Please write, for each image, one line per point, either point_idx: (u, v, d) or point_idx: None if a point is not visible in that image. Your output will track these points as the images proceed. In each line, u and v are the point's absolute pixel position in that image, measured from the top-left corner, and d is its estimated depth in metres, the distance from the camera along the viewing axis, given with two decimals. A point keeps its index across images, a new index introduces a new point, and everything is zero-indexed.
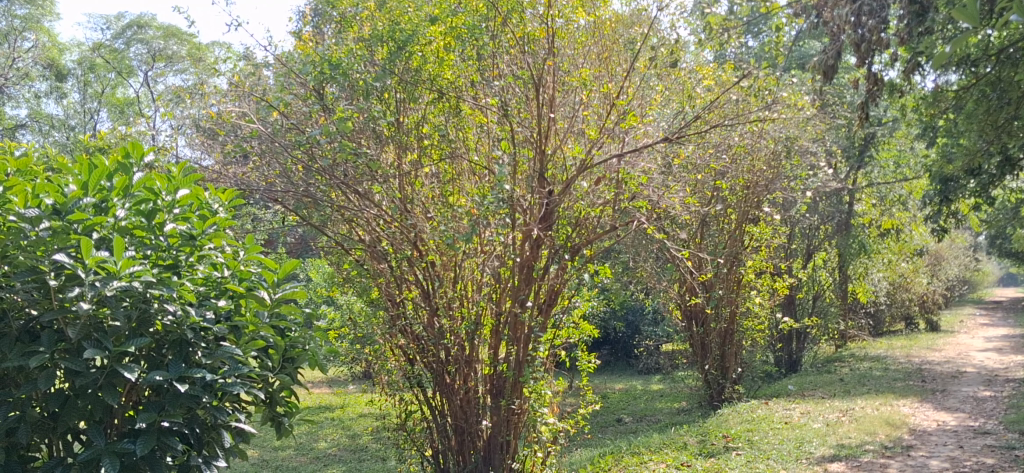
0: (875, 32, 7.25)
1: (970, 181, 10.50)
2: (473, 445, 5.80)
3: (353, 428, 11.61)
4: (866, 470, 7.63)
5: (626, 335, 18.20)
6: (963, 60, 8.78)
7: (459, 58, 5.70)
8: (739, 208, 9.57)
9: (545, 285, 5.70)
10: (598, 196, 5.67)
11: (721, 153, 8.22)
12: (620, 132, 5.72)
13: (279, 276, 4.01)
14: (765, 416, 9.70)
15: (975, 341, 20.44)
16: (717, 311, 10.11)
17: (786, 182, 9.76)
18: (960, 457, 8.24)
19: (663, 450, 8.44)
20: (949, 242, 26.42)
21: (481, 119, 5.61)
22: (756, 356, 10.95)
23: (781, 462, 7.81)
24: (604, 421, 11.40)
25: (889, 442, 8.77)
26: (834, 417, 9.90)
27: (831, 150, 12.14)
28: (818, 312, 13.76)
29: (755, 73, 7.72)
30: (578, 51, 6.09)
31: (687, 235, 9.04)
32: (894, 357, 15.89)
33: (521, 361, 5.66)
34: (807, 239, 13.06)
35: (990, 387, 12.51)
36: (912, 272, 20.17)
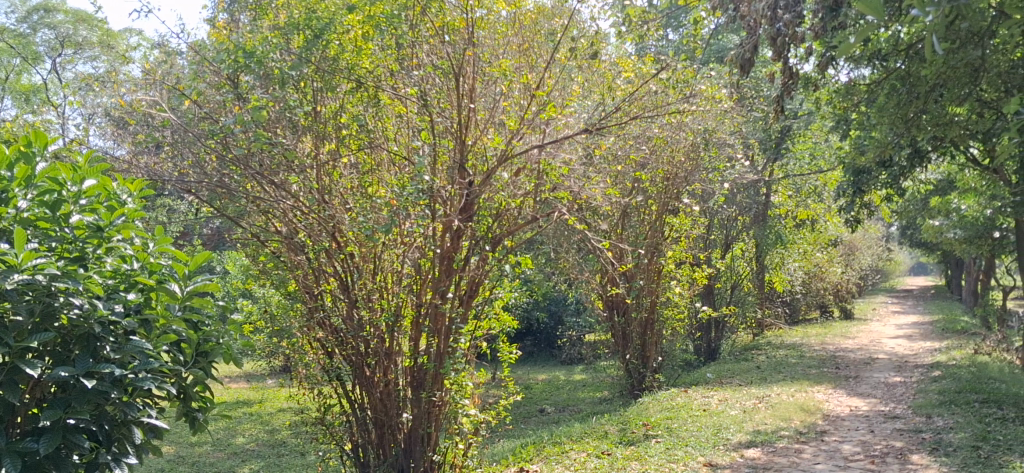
0: (791, 26, 7.25)
1: (881, 172, 10.81)
2: (393, 438, 5.77)
3: (271, 423, 11.46)
4: (780, 455, 7.80)
5: (548, 326, 18.32)
6: (874, 55, 9.00)
7: (377, 46, 5.62)
8: (659, 200, 9.66)
9: (466, 276, 5.69)
10: (518, 187, 5.67)
11: (641, 145, 8.29)
12: (541, 123, 5.76)
13: (191, 268, 3.81)
14: (684, 404, 9.83)
15: (886, 328, 21.11)
16: (638, 300, 10.24)
17: (704, 173, 9.85)
18: (871, 441, 8.48)
19: (584, 439, 8.50)
20: (862, 232, 27.22)
21: (401, 109, 5.57)
22: (675, 345, 11.21)
23: (698, 449, 7.94)
24: (527, 412, 11.45)
25: (803, 428, 8.99)
26: (751, 403, 10.10)
27: (749, 142, 12.37)
28: (736, 301, 13.93)
29: (673, 64, 7.79)
30: (498, 41, 6.12)
31: (608, 226, 9.11)
32: (808, 344, 16.31)
33: (442, 353, 5.67)
34: (726, 230, 13.29)
35: (900, 372, 12.90)
36: (827, 262, 20.70)
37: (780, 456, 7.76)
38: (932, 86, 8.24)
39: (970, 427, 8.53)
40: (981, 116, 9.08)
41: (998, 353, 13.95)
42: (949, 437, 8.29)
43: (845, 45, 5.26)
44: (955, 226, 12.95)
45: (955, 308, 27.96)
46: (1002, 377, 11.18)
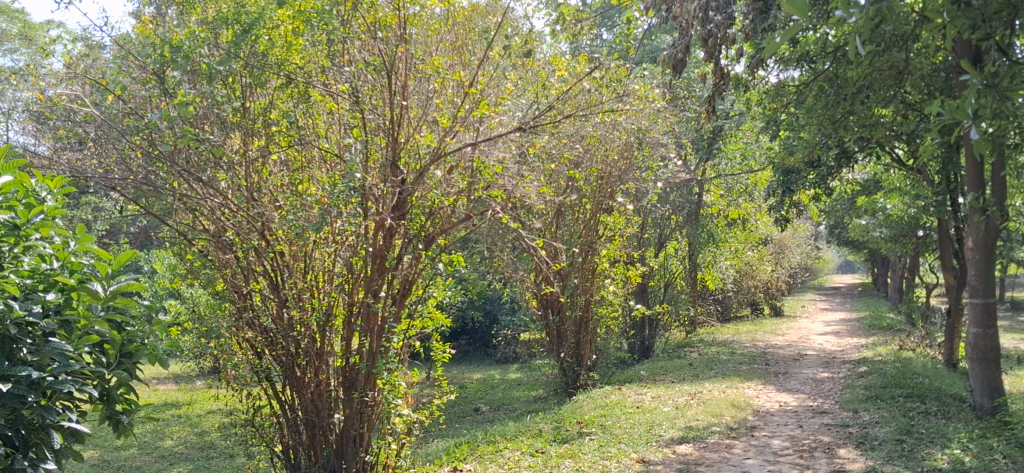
0: (722, 28, 7.45)
1: (809, 173, 11.03)
2: (324, 439, 5.68)
3: (201, 425, 11.24)
4: (711, 451, 7.90)
5: (483, 324, 18.32)
6: (803, 58, 9.15)
7: (308, 42, 5.43)
8: (593, 199, 9.69)
9: (398, 274, 5.63)
10: (451, 185, 5.59)
11: (575, 144, 8.33)
12: (474, 121, 5.73)
13: (115, 266, 3.68)
14: (618, 401, 9.90)
15: (815, 325, 21.58)
16: (573, 298, 10.24)
17: (638, 172, 9.89)
18: (799, 436, 8.63)
19: (517, 438, 8.48)
20: (792, 231, 27.79)
21: (332, 106, 5.51)
22: (609, 343, 11.29)
23: (632, 446, 8.00)
24: (461, 411, 11.41)
25: (734, 423, 9.11)
26: (683, 400, 10.22)
27: (682, 142, 12.51)
28: (670, 299, 13.98)
29: (607, 64, 7.80)
30: (431, 37, 6.05)
31: (543, 224, 9.12)
32: (740, 341, 16.57)
33: (374, 353, 5.57)
34: (659, 229, 13.41)
35: (828, 368, 13.17)
36: (758, 260, 21.06)
37: (711, 452, 7.86)
38: (858, 88, 8.42)
39: (894, 421, 8.74)
40: (905, 119, 9.31)
41: (922, 348, 14.34)
42: (874, 431, 8.46)
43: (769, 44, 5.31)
44: (881, 225, 13.50)
45: (881, 305, 28.69)
46: (925, 372, 11.48)
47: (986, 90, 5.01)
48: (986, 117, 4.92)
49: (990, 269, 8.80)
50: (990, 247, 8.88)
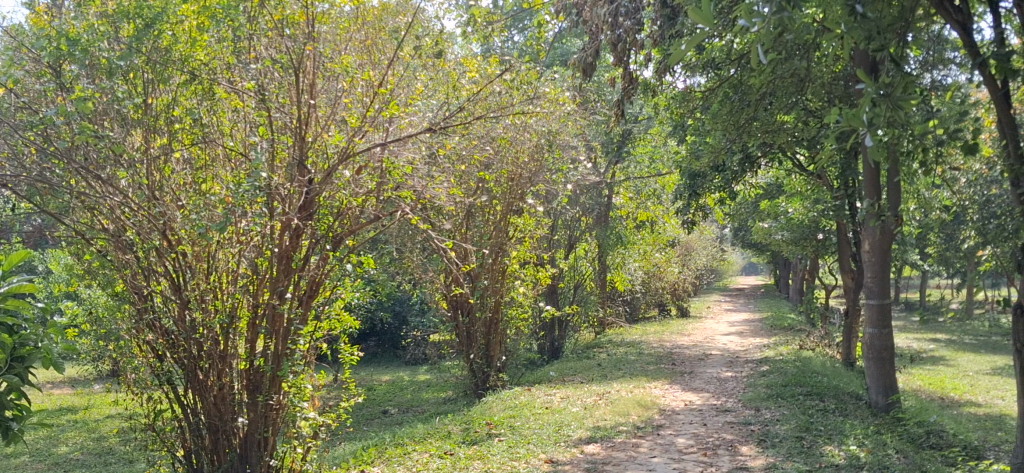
0: (631, 33, 7.58)
1: (715, 177, 11.28)
2: (228, 443, 5.58)
3: (98, 431, 10.88)
4: (618, 450, 8.01)
5: (392, 326, 18.19)
6: (709, 64, 9.37)
7: (213, 38, 5.31)
8: (503, 200, 9.73)
9: (305, 275, 5.53)
10: (360, 186, 5.52)
11: (486, 146, 8.32)
12: (383, 121, 5.68)
13: (5, 267, 3.55)
14: (527, 402, 9.95)
15: (719, 325, 22.10)
16: (482, 300, 10.29)
17: (548, 174, 9.97)
18: (704, 434, 8.81)
19: (426, 440, 8.44)
20: (698, 233, 28.43)
21: (237, 104, 5.36)
22: (519, 344, 11.35)
23: (540, 447, 8.05)
24: (369, 414, 11.31)
25: (641, 423, 9.26)
26: (592, 400, 10.33)
27: (592, 145, 12.65)
28: (579, 301, 14.11)
29: (518, 66, 7.79)
30: (340, 36, 5.99)
31: (453, 226, 9.12)
32: (647, 342, 16.82)
33: (279, 355, 5.46)
34: (569, 231, 13.38)
35: (731, 367, 13.49)
36: (665, 261, 21.46)
37: (619, 451, 7.97)
38: (762, 95, 8.64)
39: (794, 418, 8.99)
40: (806, 124, 9.60)
41: (821, 348, 14.81)
42: (775, 429, 8.69)
43: (675, 49, 5.38)
44: (783, 228, 13.84)
45: (782, 306, 29.53)
46: (824, 371, 11.85)
47: (880, 99, 5.17)
48: (881, 125, 5.08)
49: (884, 271, 9.14)
50: (886, 251, 9.16)
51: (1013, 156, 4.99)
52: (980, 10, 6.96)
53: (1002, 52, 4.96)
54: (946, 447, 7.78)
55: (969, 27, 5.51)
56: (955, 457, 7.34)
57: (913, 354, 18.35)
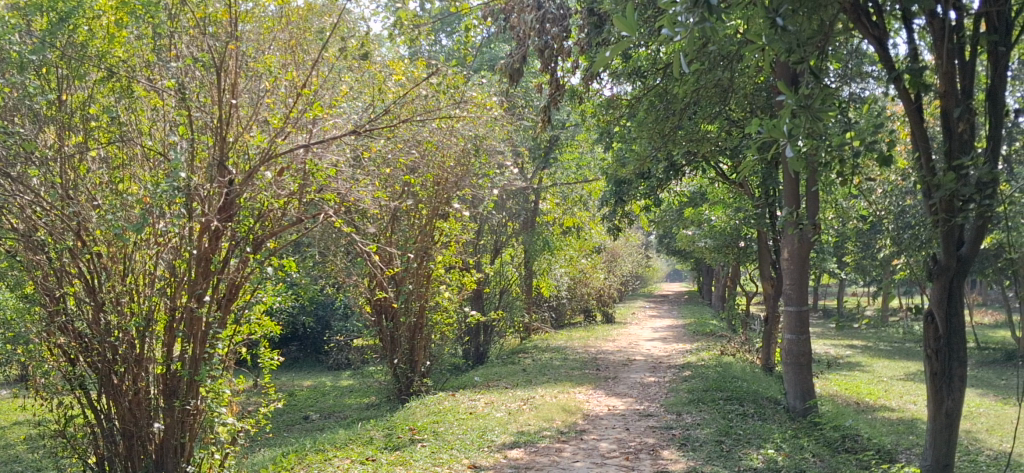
0: (557, 40, 7.63)
1: (640, 184, 11.43)
2: (143, 449, 5.41)
3: (4, 438, 10.50)
4: (541, 455, 8.03)
5: (315, 330, 17.98)
6: (635, 72, 9.52)
7: (133, 35, 5.31)
8: (430, 203, 9.67)
9: (224, 278, 5.38)
10: (282, 188, 5.43)
11: (411, 149, 8.23)
12: (307, 122, 5.54)
13: None
14: (451, 408, 9.91)
15: (643, 331, 22.38)
16: (407, 305, 10.16)
17: (475, 178, 9.80)
18: (626, 439, 8.88)
19: (347, 446, 8.33)
20: (625, 240, 28.80)
21: (157, 102, 5.20)
22: (443, 349, 11.32)
23: (464, 452, 8.03)
24: (290, 419, 11.14)
25: (564, 428, 9.30)
26: (516, 405, 10.35)
27: (519, 150, 12.69)
28: (504, 306, 14.11)
29: (445, 70, 7.73)
30: (263, 37, 5.88)
31: (378, 229, 9.07)
32: (572, 347, 16.94)
33: (197, 359, 5.32)
34: (496, 236, 13.44)
35: (654, 373, 13.65)
36: (591, 268, 21.69)
37: (541, 456, 7.99)
38: (686, 105, 8.77)
39: (714, 423, 9.13)
40: (729, 134, 9.78)
41: (742, 354, 15.09)
42: (696, 433, 8.80)
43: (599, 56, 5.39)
44: (706, 236, 14.16)
45: (705, 313, 30.04)
46: (744, 376, 12.07)
47: (801, 110, 5.22)
48: (801, 135, 5.18)
49: (803, 278, 9.36)
50: (804, 259, 9.38)
51: (926, 169, 5.13)
52: (895, 26, 7.16)
53: (915, 67, 5.10)
54: (860, 451, 8.02)
55: (884, 42, 5.66)
56: (868, 460, 7.58)
57: (831, 360, 18.83)
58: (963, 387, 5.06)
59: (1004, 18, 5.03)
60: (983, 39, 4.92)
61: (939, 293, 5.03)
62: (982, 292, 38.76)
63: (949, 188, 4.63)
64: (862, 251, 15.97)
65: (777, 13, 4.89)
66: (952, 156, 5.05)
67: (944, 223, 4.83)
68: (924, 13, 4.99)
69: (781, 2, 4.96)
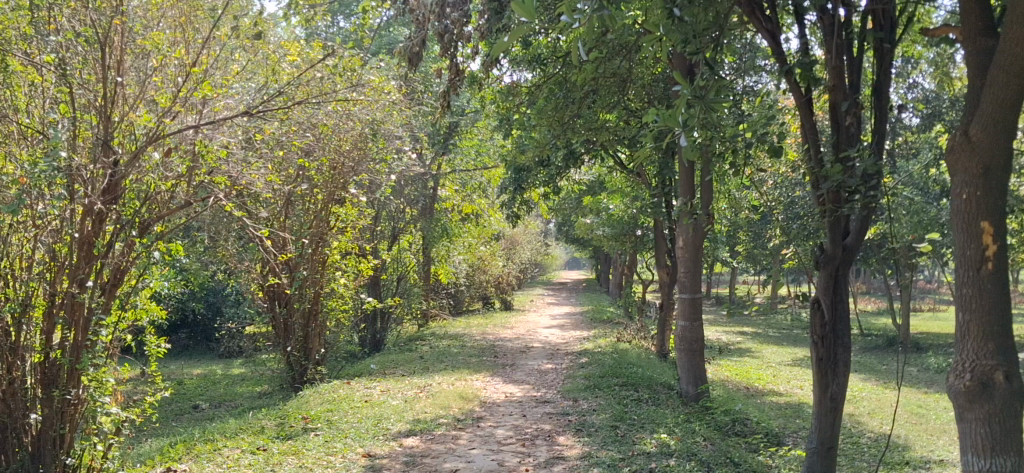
0: (458, 25, 7.53)
1: (539, 172, 11.45)
2: (17, 442, 5.07)
3: None
4: (437, 443, 7.98)
5: (206, 318, 17.49)
6: (535, 59, 9.51)
7: (7, 5, 4.82)
8: (325, 189, 9.48)
9: (108, 262, 5.14)
10: (169, 169, 5.24)
11: (306, 132, 8.03)
12: (196, 102, 5.50)
13: None
14: (346, 396, 9.75)
15: (541, 318, 22.52)
16: (301, 291, 9.95)
17: (372, 163, 9.66)
18: (522, 425, 8.90)
19: (238, 435, 8.07)
20: (524, 227, 28.97)
21: (36, 78, 4.87)
22: (339, 336, 11.14)
23: (358, 441, 7.90)
24: (178, 409, 10.77)
25: (461, 415, 9.27)
26: (412, 393, 10.26)
27: (418, 135, 12.56)
28: (402, 293, 13.96)
29: (341, 53, 7.56)
30: (150, 15, 5.52)
31: (270, 214, 8.87)
32: (470, 335, 16.91)
33: (79, 347, 5.03)
34: (394, 221, 13.30)
35: (552, 360, 13.72)
36: (490, 255, 21.72)
37: (438, 444, 7.94)
38: (585, 93, 8.79)
39: (610, 408, 9.22)
40: (627, 123, 9.86)
41: (637, 341, 15.33)
42: (591, 418, 8.87)
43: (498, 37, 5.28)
44: (604, 224, 14.32)
45: (602, 300, 30.48)
46: (639, 363, 12.27)
47: (695, 100, 5.28)
48: (695, 126, 5.22)
49: (697, 267, 9.54)
50: (697, 248, 9.60)
51: (814, 160, 5.26)
52: (787, 21, 7.34)
53: (805, 61, 5.22)
54: (750, 434, 8.24)
55: (777, 36, 5.77)
56: (757, 444, 7.80)
57: (722, 347, 19.32)
58: (848, 372, 5.21)
59: (889, 16, 5.18)
60: (870, 36, 5.08)
61: (826, 280, 5.13)
62: (864, 281, 40.40)
63: (836, 180, 4.74)
64: (753, 241, 16.42)
65: (673, 4, 4.90)
66: (839, 149, 5.19)
67: (831, 213, 4.98)
68: (815, 8, 5.11)
69: None
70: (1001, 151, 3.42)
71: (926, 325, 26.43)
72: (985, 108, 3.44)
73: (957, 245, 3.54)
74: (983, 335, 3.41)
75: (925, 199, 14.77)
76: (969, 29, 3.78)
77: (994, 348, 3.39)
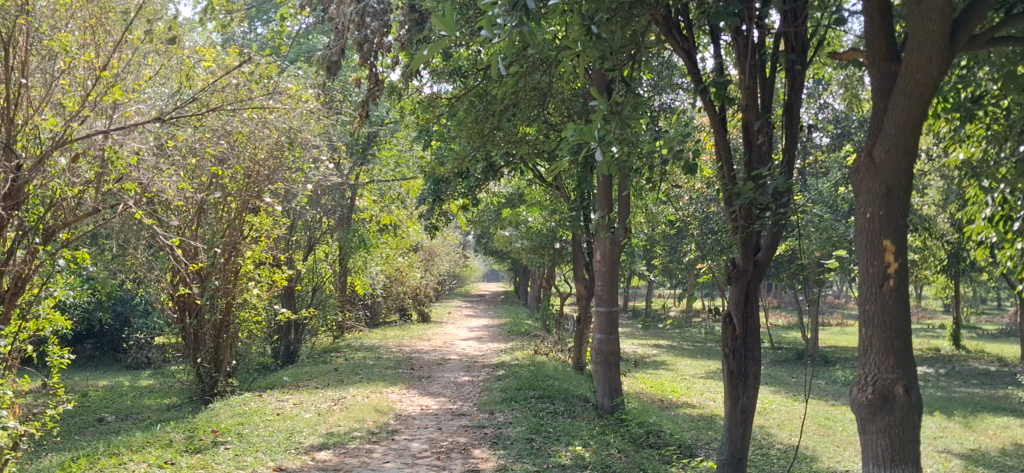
0: (377, 35, 7.49)
1: (458, 184, 11.43)
2: None
3: None
4: (350, 456, 7.89)
5: (114, 327, 17.01)
6: (455, 71, 9.51)
7: None
8: (239, 197, 9.29)
9: (8, 271, 4.98)
10: (75, 175, 5.19)
11: (220, 139, 7.87)
12: (106, 107, 5.34)
13: None
14: (258, 409, 9.56)
15: (460, 330, 22.46)
16: (212, 302, 9.73)
17: (288, 172, 9.52)
18: (437, 438, 8.84)
19: (144, 449, 7.83)
20: (443, 238, 28.91)
21: None
22: (251, 348, 10.93)
23: (269, 454, 7.74)
24: (83, 422, 10.42)
25: (375, 428, 9.18)
26: (326, 406, 10.11)
27: (336, 144, 12.44)
28: (316, 304, 13.78)
29: (257, 60, 7.44)
30: (54, 16, 5.31)
31: (181, 221, 8.68)
32: (386, 347, 16.77)
33: None
34: (310, 231, 13.15)
35: (468, 372, 13.70)
36: (408, 267, 21.62)
37: (351, 457, 7.85)
38: (505, 106, 8.82)
39: (525, 421, 9.23)
40: (547, 137, 9.92)
41: (554, 354, 15.42)
42: (507, 431, 8.87)
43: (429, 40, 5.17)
44: (523, 237, 14.38)
45: (521, 312, 30.60)
46: (555, 376, 12.34)
47: (612, 115, 5.33)
48: (613, 141, 5.27)
49: (613, 281, 9.65)
50: (615, 261, 9.69)
51: (727, 177, 5.36)
52: (703, 41, 7.49)
53: (719, 80, 5.33)
54: (663, 446, 8.35)
55: (693, 55, 5.88)
56: (670, 455, 7.91)
57: (638, 359, 19.55)
58: (757, 384, 5.32)
59: (800, 38, 5.34)
60: (781, 57, 5.22)
61: (737, 295, 5.23)
62: (777, 295, 41.41)
63: (749, 197, 4.84)
64: (668, 255, 16.66)
65: (590, 20, 4.90)
66: (751, 167, 5.30)
67: (743, 230, 5.08)
68: (730, 28, 5.23)
69: (596, 11, 5.03)
70: (902, 172, 3.55)
71: (834, 339, 27.19)
72: (888, 131, 3.56)
73: (861, 262, 3.65)
74: (885, 349, 3.52)
75: (834, 217, 15.21)
76: (874, 55, 3.91)
77: (895, 362, 3.51)
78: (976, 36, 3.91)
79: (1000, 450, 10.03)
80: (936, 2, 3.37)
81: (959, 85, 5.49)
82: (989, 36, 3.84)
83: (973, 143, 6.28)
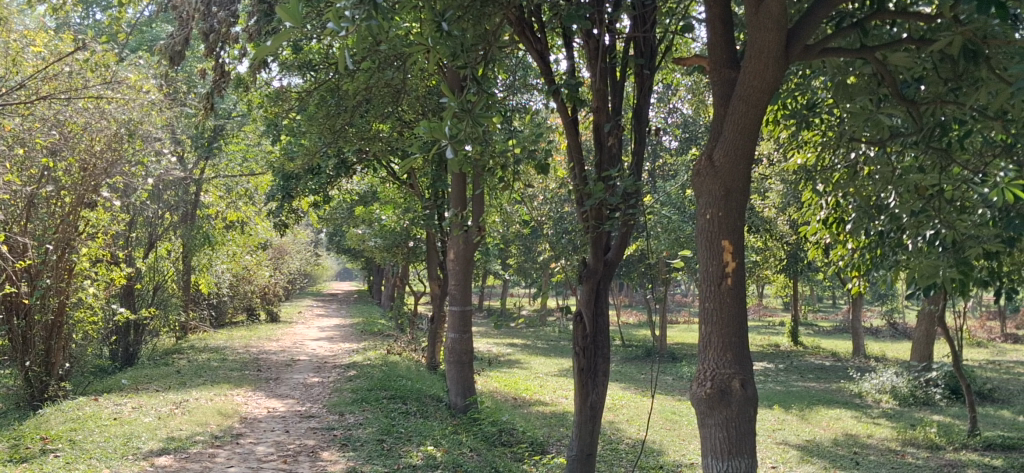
0: (224, 25, 7.08)
1: (308, 180, 11.15)
2: None
3: None
4: (192, 461, 7.59)
5: None
6: (306, 65, 9.28)
7: None
8: (74, 191, 8.78)
9: None
10: None
11: (51, 129, 7.39)
12: None
13: None
14: (93, 414, 9.06)
15: (309, 331, 21.97)
16: (42, 301, 9.15)
17: (127, 166, 9.10)
18: (284, 441, 8.60)
19: None
20: (292, 236, 28.28)
21: None
22: (85, 350, 10.34)
23: (104, 461, 7.30)
24: None
25: (219, 432, 8.87)
26: (166, 410, 9.69)
27: (178, 137, 11.94)
28: (158, 303, 13.20)
29: (93, 46, 7.02)
30: None
31: (5, 216, 8.15)
32: (232, 348, 16.26)
33: None
34: (151, 228, 12.68)
35: (318, 373, 13.43)
36: (255, 265, 21.05)
37: (193, 462, 7.55)
38: (358, 102, 8.66)
39: (376, 422, 9.09)
40: (400, 134, 9.80)
41: (406, 354, 15.30)
42: (357, 433, 8.72)
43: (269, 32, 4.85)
44: (376, 235, 14.20)
45: (373, 312, 30.27)
46: (408, 376, 12.25)
47: (464, 114, 5.27)
48: (466, 140, 5.22)
49: (467, 280, 9.62)
50: (469, 262, 9.69)
51: (578, 178, 5.41)
52: (556, 43, 7.56)
53: (571, 81, 5.37)
54: (514, 444, 8.41)
55: (544, 56, 5.90)
56: (521, 453, 7.98)
57: (491, 358, 19.67)
58: (606, 381, 5.41)
59: (648, 43, 5.45)
60: (630, 61, 5.32)
61: (588, 294, 5.28)
62: (626, 294, 42.56)
63: (599, 197, 4.88)
64: (522, 255, 16.81)
65: (441, 18, 4.81)
66: (601, 168, 5.36)
67: (593, 229, 5.15)
68: (581, 31, 5.29)
69: (449, 8, 4.95)
70: (739, 176, 3.66)
71: (681, 336, 28.12)
72: (728, 136, 3.67)
73: (702, 262, 3.75)
74: (723, 345, 3.63)
75: (681, 218, 15.71)
76: (715, 62, 4.02)
77: (732, 357, 3.62)
78: (810, 46, 4.08)
79: (832, 440, 10.59)
80: (770, 12, 3.49)
81: (796, 93, 5.73)
82: (821, 45, 4.01)
83: (809, 149, 6.59)
